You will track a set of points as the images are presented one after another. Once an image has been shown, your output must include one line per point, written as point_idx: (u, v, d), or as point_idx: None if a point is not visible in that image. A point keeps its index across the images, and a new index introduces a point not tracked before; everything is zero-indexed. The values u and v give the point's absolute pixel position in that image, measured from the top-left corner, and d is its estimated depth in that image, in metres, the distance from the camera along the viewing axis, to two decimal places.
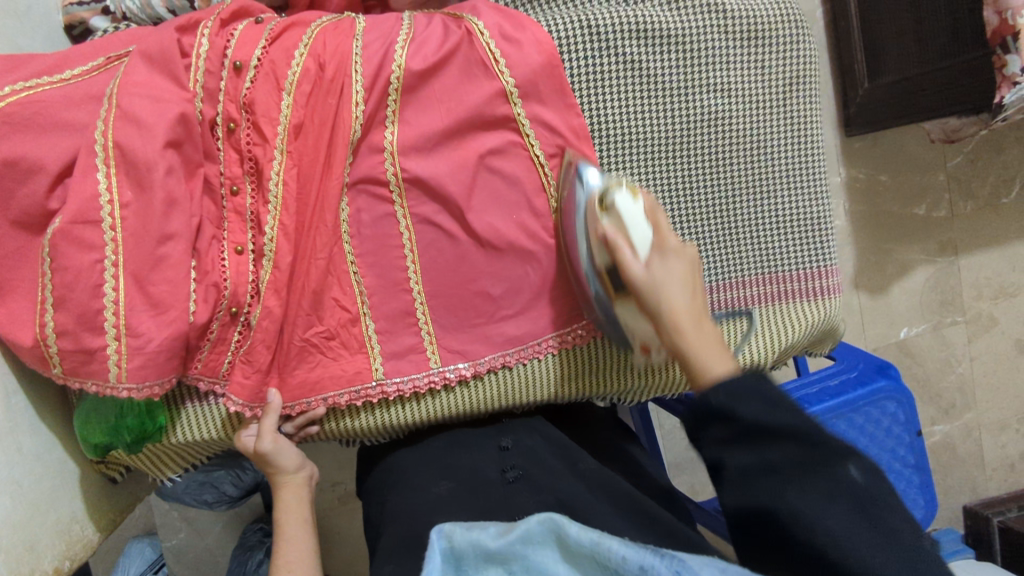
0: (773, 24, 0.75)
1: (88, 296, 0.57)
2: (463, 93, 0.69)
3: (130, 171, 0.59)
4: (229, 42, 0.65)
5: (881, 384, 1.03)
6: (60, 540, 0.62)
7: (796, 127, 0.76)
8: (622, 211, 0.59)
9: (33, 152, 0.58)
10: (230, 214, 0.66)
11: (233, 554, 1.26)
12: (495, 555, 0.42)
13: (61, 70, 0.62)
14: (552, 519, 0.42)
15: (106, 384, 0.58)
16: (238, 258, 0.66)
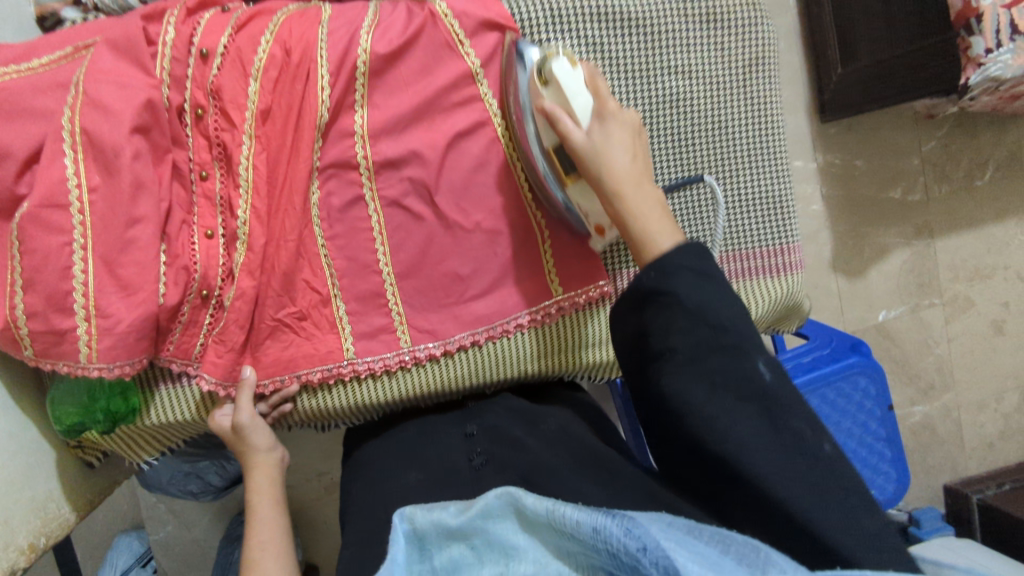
0: (732, 7, 0.76)
1: (57, 278, 0.58)
2: (429, 77, 0.70)
3: (97, 156, 0.60)
4: (195, 30, 0.66)
5: (854, 361, 1.04)
6: (36, 517, 0.63)
7: (756, 107, 0.78)
8: (556, 76, 0.62)
9: (0, 138, 0.59)
10: (200, 199, 0.67)
11: (220, 547, 1.26)
12: (456, 532, 0.44)
13: (28, 60, 0.63)
14: (507, 492, 0.45)
15: (77, 364, 0.60)
16: (209, 242, 0.67)
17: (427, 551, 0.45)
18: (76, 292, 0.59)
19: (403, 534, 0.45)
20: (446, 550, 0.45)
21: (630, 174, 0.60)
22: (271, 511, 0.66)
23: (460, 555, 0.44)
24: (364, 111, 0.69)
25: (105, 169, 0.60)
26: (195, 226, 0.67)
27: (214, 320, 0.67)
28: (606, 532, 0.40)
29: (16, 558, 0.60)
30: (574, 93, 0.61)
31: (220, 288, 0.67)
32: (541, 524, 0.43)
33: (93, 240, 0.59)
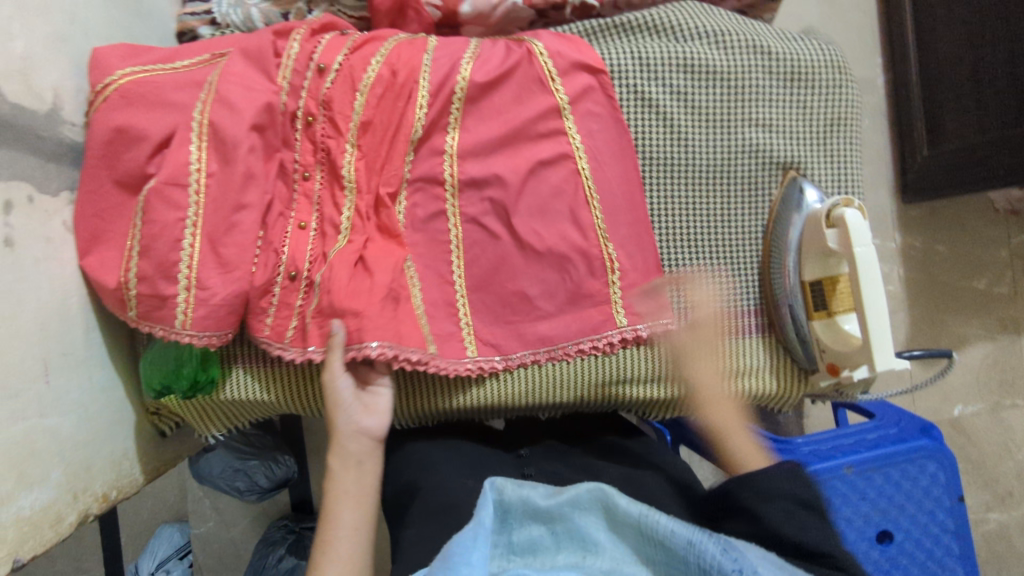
0: (818, 67, 0.78)
1: (169, 248, 0.64)
2: (519, 107, 0.75)
3: (219, 147, 0.66)
4: (317, 48, 0.73)
5: (923, 443, 0.98)
6: (113, 470, 0.67)
7: (833, 165, 0.79)
8: (845, 222, 0.68)
9: (140, 122, 0.66)
10: (299, 197, 0.73)
11: (254, 552, 1.22)
12: (542, 513, 0.48)
13: (172, 60, 0.71)
14: (599, 489, 0.48)
15: (172, 328, 0.65)
16: (300, 233, 0.72)
17: (509, 524, 0.48)
18: (184, 263, 0.64)
19: (492, 501, 0.48)
20: (525, 528, 0.48)
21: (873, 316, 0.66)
22: (351, 503, 0.65)
23: (539, 536, 0.48)
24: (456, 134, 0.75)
25: (225, 158, 0.66)
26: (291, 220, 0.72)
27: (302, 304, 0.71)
28: (701, 546, 0.43)
29: (91, 503, 0.63)
30: (859, 245, 0.67)
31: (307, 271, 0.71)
32: (629, 525, 0.47)
33: (204, 219, 0.65)
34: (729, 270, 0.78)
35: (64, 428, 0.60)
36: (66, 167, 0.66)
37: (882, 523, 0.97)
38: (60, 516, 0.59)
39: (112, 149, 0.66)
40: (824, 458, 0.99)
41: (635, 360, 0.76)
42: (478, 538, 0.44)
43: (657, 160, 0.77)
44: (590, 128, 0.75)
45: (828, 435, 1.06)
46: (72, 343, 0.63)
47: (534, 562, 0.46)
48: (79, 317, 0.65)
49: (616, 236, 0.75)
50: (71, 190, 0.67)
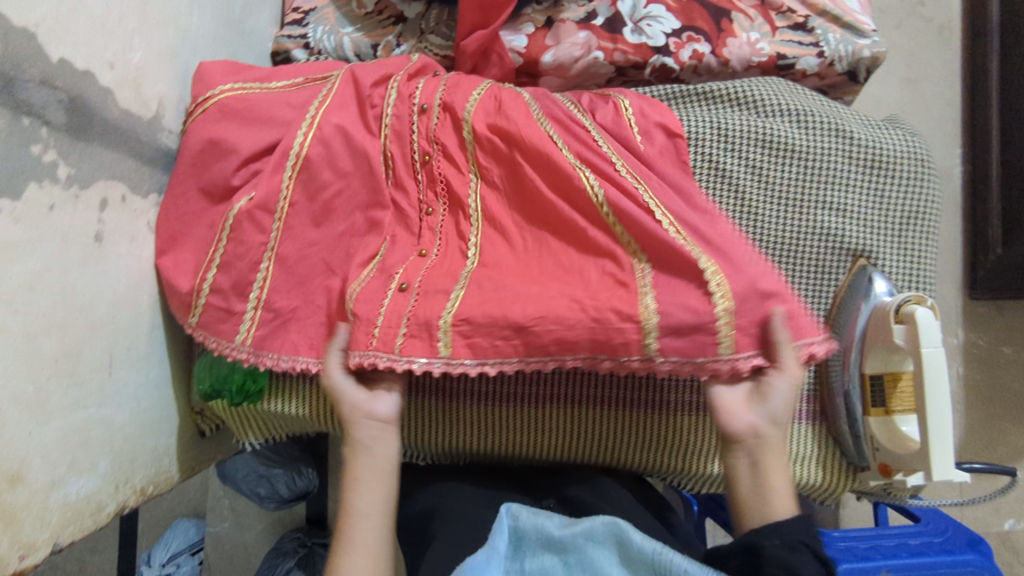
0: (901, 159, 0.77)
1: (248, 269, 0.68)
2: (658, 170, 0.70)
3: (302, 168, 0.69)
4: (414, 91, 0.74)
5: (969, 558, 0.91)
6: (153, 464, 0.69)
7: (906, 258, 0.77)
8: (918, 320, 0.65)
9: (233, 137, 0.69)
10: (426, 230, 0.71)
11: (263, 559, 1.22)
12: (555, 543, 0.48)
13: (269, 80, 0.75)
14: (614, 523, 0.48)
15: (226, 344, 0.67)
16: (401, 294, 0.65)
17: (521, 551, 0.49)
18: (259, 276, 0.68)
19: (506, 528, 0.49)
20: (539, 557, 0.49)
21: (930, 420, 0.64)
22: (368, 488, 0.62)
23: (551, 565, 0.48)
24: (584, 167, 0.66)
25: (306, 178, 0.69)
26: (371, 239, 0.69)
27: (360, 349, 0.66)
28: None
29: (129, 495, 0.64)
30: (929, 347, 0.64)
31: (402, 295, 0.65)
32: (642, 561, 0.47)
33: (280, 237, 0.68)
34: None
35: (117, 420, 0.62)
36: (158, 170, 0.69)
37: None
38: (100, 505, 0.60)
39: (203, 158, 0.69)
40: (860, 558, 0.94)
41: (667, 425, 0.74)
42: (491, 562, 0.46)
43: None
44: (668, 177, 0.70)
45: (868, 533, 1.01)
46: (136, 338, 0.65)
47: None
48: (147, 314, 0.67)
49: None
50: (158, 192, 0.70)
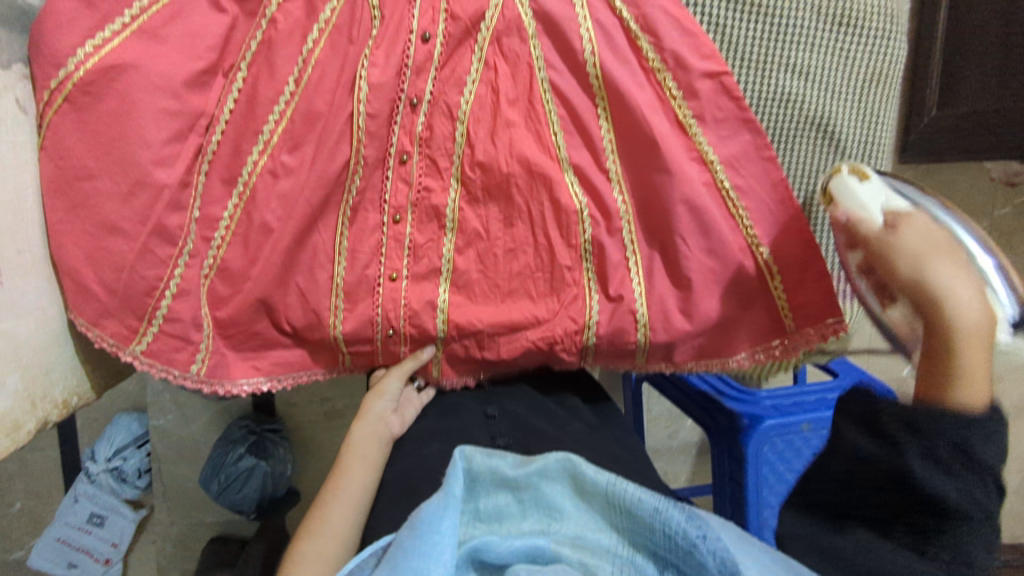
0: (868, 13, 0.71)
1: (143, 159, 0.57)
2: (675, 157, 0.65)
3: (189, 41, 0.59)
4: (412, 12, 0.63)
5: None
6: (74, 374, 0.62)
7: (868, 121, 0.74)
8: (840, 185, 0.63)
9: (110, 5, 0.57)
10: (389, 240, 0.66)
11: (210, 457, 1.12)
12: (509, 482, 0.47)
13: None
14: (569, 459, 0.47)
15: (234, 382, 0.65)
16: (402, 167, 0.66)
17: (475, 492, 0.47)
18: (232, 200, 0.63)
19: (461, 472, 0.46)
20: (493, 496, 0.47)
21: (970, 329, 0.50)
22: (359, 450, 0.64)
23: (506, 504, 0.47)
24: (648, 44, 0.64)
25: (226, 79, 0.62)
26: (390, 150, 0.65)
27: (421, 183, 0.66)
28: (667, 514, 0.43)
29: (49, 411, 0.59)
30: (963, 262, 0.54)
31: (404, 326, 0.67)
32: (597, 495, 0.46)
33: (190, 131, 0.60)
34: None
35: (17, 332, 0.55)
36: (16, 31, 0.56)
37: None
38: (16, 424, 0.56)
39: (62, 24, 0.55)
40: (784, 414, 1.06)
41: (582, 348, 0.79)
42: (449, 508, 0.43)
43: (738, 68, 0.71)
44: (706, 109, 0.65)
45: (790, 390, 1.12)
46: (26, 235, 0.56)
47: (499, 530, 0.46)
48: (38, 213, 0.57)
49: (642, 228, 0.68)
50: (24, 61, 0.57)
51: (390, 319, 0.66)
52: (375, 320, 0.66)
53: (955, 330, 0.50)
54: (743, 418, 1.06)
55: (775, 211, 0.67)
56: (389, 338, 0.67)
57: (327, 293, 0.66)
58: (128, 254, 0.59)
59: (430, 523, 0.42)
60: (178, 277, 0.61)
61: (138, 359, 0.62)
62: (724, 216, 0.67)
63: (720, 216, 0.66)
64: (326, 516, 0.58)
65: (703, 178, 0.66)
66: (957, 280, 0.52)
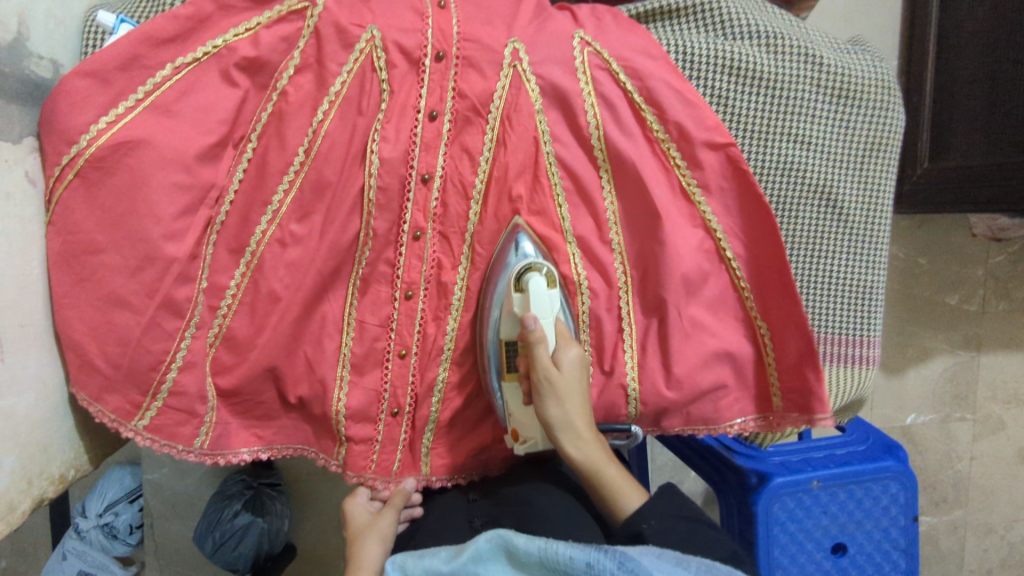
0: (866, 86, 0.73)
1: (152, 234, 0.57)
2: (675, 231, 0.66)
3: (200, 115, 0.60)
4: (421, 89, 0.63)
5: (889, 465, 1.05)
6: (73, 447, 0.61)
7: (870, 188, 0.75)
8: (530, 290, 0.62)
9: (123, 83, 0.58)
10: (401, 315, 0.66)
11: (206, 514, 1.09)
12: (447, 575, 0.50)
13: (216, 35, 0.60)
14: (497, 536, 0.50)
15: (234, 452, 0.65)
16: (416, 244, 0.65)
17: None
18: (239, 269, 0.64)
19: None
20: None
21: (585, 427, 0.62)
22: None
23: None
24: (652, 116, 0.65)
25: (236, 151, 0.63)
26: (404, 227, 0.64)
27: (434, 259, 0.66)
28: (597, 565, 0.46)
29: (46, 487, 0.58)
30: (541, 318, 0.62)
31: (409, 406, 0.67)
32: (529, 561, 0.49)
33: (200, 204, 0.60)
34: (858, 306, 0.76)
35: (18, 408, 0.54)
36: (28, 105, 0.57)
37: (837, 537, 1.05)
38: (12, 505, 0.54)
39: (75, 101, 0.56)
40: (793, 470, 1.04)
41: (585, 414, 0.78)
42: None
43: (740, 138, 0.72)
44: (709, 182, 0.66)
45: (797, 446, 1.11)
46: (30, 308, 0.56)
47: None
48: (43, 286, 0.57)
49: (642, 298, 0.68)
50: (35, 134, 0.57)
51: (397, 398, 0.67)
52: (383, 397, 0.67)
53: (552, 411, 0.61)
54: (751, 476, 1.04)
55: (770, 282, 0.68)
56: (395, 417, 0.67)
57: (333, 363, 0.66)
58: (135, 328, 0.58)
59: None
60: (184, 348, 0.60)
61: (140, 435, 0.60)
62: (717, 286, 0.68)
63: (709, 288, 0.68)
64: None
65: (704, 247, 0.67)
66: (577, 410, 0.61)
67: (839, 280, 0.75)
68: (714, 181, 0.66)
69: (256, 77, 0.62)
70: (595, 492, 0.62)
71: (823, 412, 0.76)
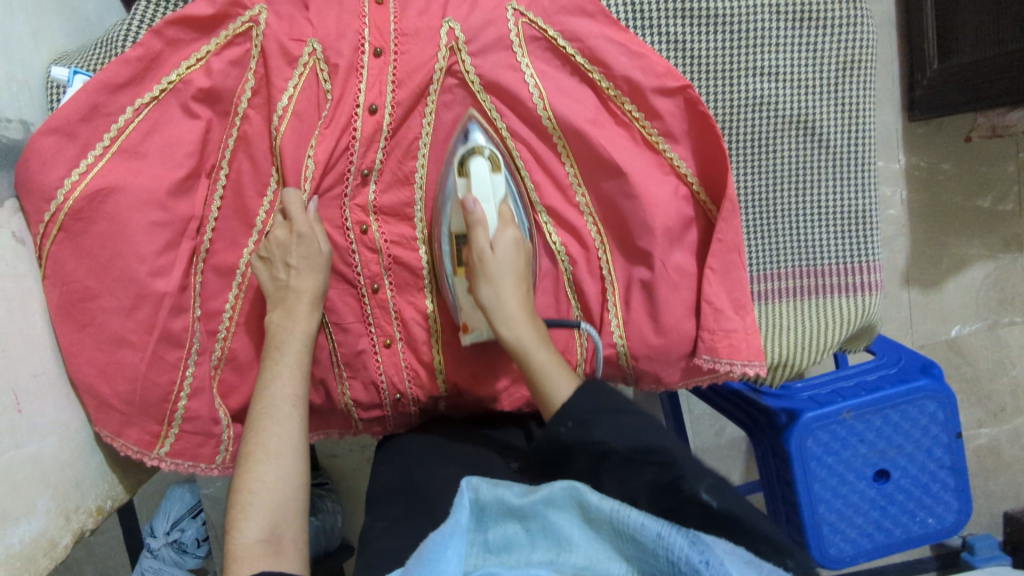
0: (830, 3, 0.70)
1: (138, 273, 0.60)
2: (644, 182, 0.65)
3: (168, 151, 0.62)
4: (359, 84, 0.63)
5: (923, 384, 1.03)
6: (104, 481, 0.66)
7: (848, 111, 0.72)
8: (473, 175, 0.61)
9: (88, 132, 0.60)
10: (374, 309, 0.67)
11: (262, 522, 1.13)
12: (516, 510, 0.44)
13: (168, 71, 0.62)
14: (574, 485, 0.44)
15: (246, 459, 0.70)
16: (364, 237, 0.66)
17: (485, 523, 0.45)
18: (232, 292, 0.67)
19: (467, 503, 0.44)
20: (502, 525, 0.44)
21: (518, 321, 0.59)
22: (281, 423, 0.58)
23: (515, 534, 0.44)
24: (600, 75, 0.64)
25: (210, 179, 0.65)
26: (347, 223, 0.65)
27: (389, 250, 0.66)
28: (669, 540, 0.40)
29: (85, 519, 0.62)
30: (483, 202, 0.61)
31: (409, 389, 0.69)
32: (602, 519, 0.43)
33: (182, 236, 0.63)
34: (852, 232, 0.74)
35: (43, 452, 0.57)
36: (4, 170, 0.59)
37: (879, 463, 1.03)
38: (53, 542, 0.58)
39: (45, 159, 0.58)
40: (823, 404, 1.03)
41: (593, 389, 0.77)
42: (454, 534, 0.41)
43: (704, 79, 0.70)
44: (673, 129, 0.65)
45: (827, 377, 1.09)
46: (41, 360, 0.59)
47: (510, 560, 0.43)
48: (49, 337, 0.60)
49: (621, 256, 0.68)
50: (15, 196, 0.60)
51: (394, 384, 0.69)
52: (381, 389, 0.69)
53: (483, 295, 0.59)
54: (780, 415, 1.03)
55: (715, 183, 0.66)
56: (397, 400, 0.70)
57: (329, 367, 0.69)
58: (140, 363, 0.61)
59: (436, 549, 0.40)
60: (190, 375, 0.64)
61: (165, 462, 0.65)
62: (692, 232, 0.67)
63: (685, 236, 0.67)
64: (241, 526, 0.54)
65: (680, 193, 0.66)
66: (512, 296, 0.59)
67: (827, 210, 0.74)
68: (678, 129, 0.65)
69: (216, 104, 0.64)
70: (527, 382, 0.58)
71: (831, 341, 0.75)
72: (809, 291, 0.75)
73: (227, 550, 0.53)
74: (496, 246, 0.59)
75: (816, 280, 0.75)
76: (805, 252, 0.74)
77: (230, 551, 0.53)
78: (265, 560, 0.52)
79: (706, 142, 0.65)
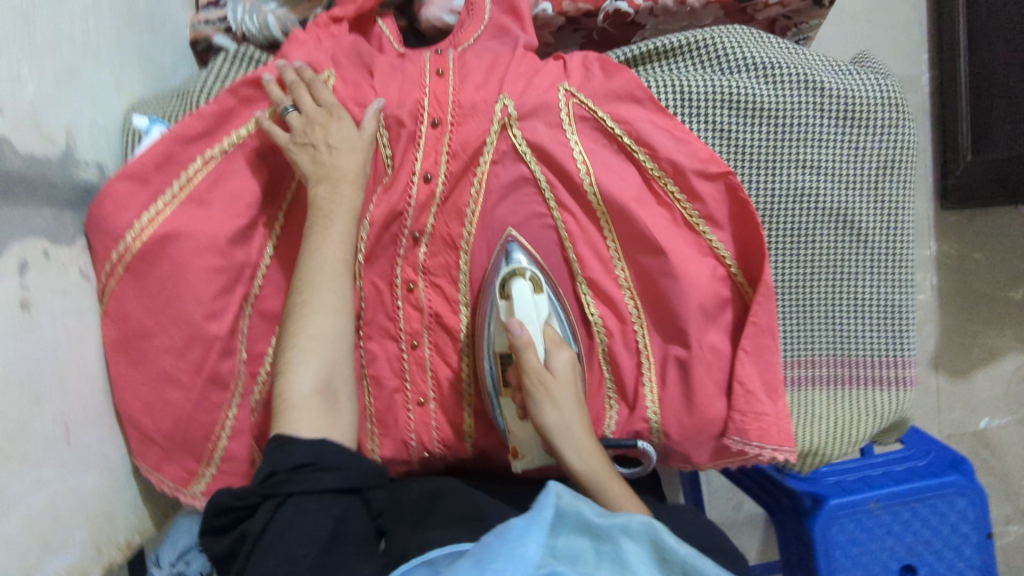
0: (872, 105, 0.72)
1: (192, 316, 0.62)
2: (685, 266, 0.66)
3: (231, 201, 0.65)
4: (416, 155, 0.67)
5: (952, 479, 1.01)
6: (135, 515, 0.66)
7: (886, 207, 0.74)
8: (519, 296, 0.63)
9: (159, 179, 0.63)
10: (412, 365, 0.69)
11: None
12: (593, 528, 0.44)
13: (237, 126, 0.66)
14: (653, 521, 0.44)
15: None
16: (410, 296, 0.68)
17: (556, 528, 0.44)
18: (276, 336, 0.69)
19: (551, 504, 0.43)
20: (572, 538, 0.44)
21: (580, 442, 0.60)
22: (330, 286, 0.61)
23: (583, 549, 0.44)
24: (645, 156, 0.66)
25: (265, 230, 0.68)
26: (397, 280, 0.68)
27: (431, 308, 0.68)
28: None
29: (115, 553, 0.62)
30: (526, 322, 0.63)
31: (438, 449, 0.70)
32: (675, 564, 0.43)
33: (235, 282, 0.65)
34: (886, 325, 0.75)
35: (84, 485, 0.58)
36: (78, 208, 0.62)
37: (906, 558, 0.99)
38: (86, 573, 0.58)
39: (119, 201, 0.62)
40: (849, 491, 1.01)
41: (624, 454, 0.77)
42: (536, 526, 0.41)
43: (745, 168, 0.72)
44: (714, 214, 0.67)
45: (854, 463, 1.08)
46: (91, 395, 0.61)
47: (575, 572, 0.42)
48: (100, 370, 0.62)
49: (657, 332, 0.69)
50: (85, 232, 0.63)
51: (424, 443, 0.70)
52: (410, 445, 0.70)
53: (542, 419, 0.60)
54: (805, 499, 1.01)
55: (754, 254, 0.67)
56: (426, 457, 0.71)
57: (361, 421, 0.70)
58: (186, 402, 0.63)
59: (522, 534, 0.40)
60: (232, 418, 0.66)
61: (199, 500, 0.65)
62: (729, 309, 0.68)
63: (720, 317, 0.68)
64: (295, 374, 0.59)
65: (718, 274, 0.68)
66: (572, 416, 0.61)
67: (863, 301, 0.74)
68: (719, 214, 0.67)
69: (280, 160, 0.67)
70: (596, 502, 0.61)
71: (863, 432, 0.75)
72: (841, 381, 0.75)
73: (282, 394, 0.59)
74: (552, 368, 0.62)
75: (849, 369, 0.75)
76: (839, 341, 0.75)
77: (287, 398, 0.58)
78: (322, 412, 0.58)
79: (744, 222, 0.67)
